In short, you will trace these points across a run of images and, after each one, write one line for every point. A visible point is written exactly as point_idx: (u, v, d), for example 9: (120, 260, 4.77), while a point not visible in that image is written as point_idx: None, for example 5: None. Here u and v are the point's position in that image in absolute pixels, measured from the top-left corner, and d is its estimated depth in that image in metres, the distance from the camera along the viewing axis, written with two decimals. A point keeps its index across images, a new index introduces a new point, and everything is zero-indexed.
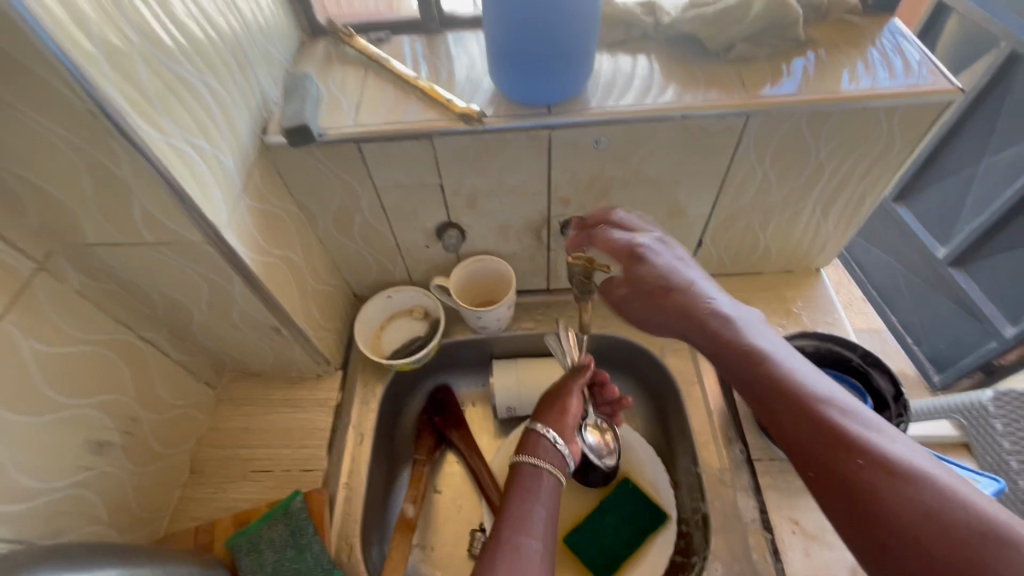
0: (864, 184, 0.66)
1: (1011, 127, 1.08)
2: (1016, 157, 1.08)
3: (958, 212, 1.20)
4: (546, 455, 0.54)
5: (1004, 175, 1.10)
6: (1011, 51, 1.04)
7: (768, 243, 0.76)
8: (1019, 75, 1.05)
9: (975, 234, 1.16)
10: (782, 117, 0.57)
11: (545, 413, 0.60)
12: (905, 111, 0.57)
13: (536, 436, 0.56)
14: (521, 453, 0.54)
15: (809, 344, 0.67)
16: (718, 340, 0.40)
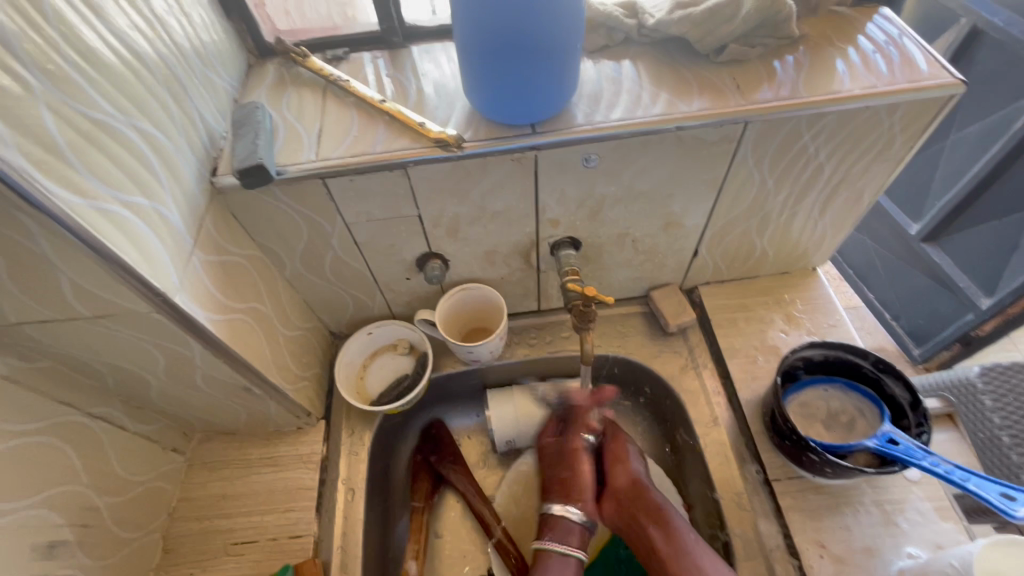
0: (862, 183, 0.63)
1: (976, 104, 1.08)
2: (980, 133, 1.08)
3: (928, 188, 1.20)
4: (572, 539, 0.60)
5: (971, 151, 1.10)
6: (971, 28, 1.03)
7: (766, 248, 0.72)
8: (981, 51, 1.04)
9: (944, 212, 1.15)
10: (782, 122, 0.54)
11: (558, 489, 0.64)
12: (908, 107, 0.54)
13: (553, 523, 0.61)
14: (547, 538, 0.61)
15: (817, 353, 0.64)
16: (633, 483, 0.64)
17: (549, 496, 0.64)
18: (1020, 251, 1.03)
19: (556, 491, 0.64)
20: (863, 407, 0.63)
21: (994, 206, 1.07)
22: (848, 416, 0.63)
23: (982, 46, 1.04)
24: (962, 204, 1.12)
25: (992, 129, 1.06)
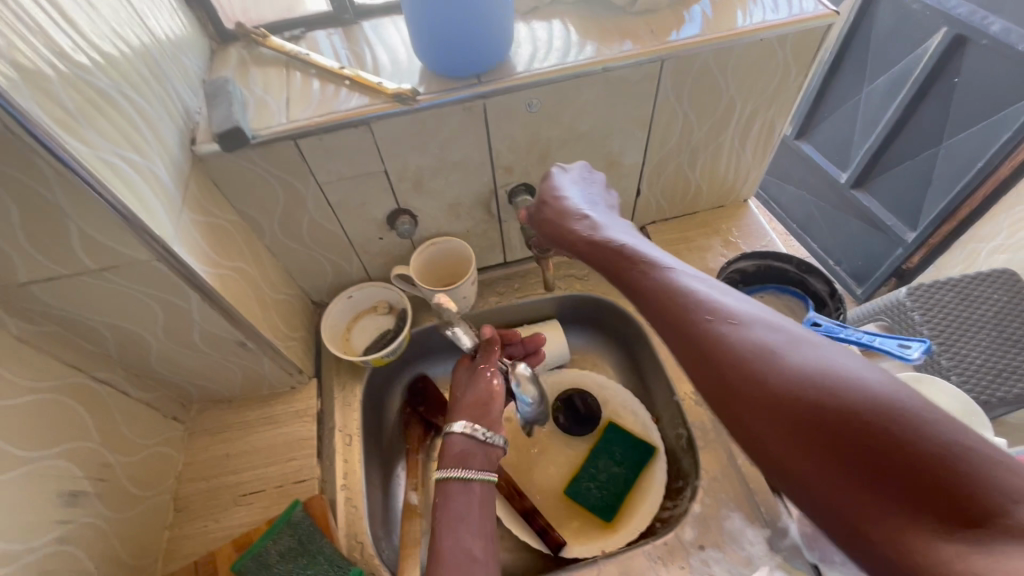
0: (771, 112, 0.73)
1: (876, 66, 1.50)
2: (883, 87, 1.49)
3: (850, 137, 1.63)
4: (474, 463, 0.55)
5: (884, 98, 1.49)
6: (853, 21, 1.51)
7: (700, 182, 0.81)
8: (858, 37, 1.53)
9: (865, 158, 1.58)
10: (692, 58, 0.62)
11: (468, 409, 0.59)
12: (795, 38, 0.63)
13: (461, 444, 0.55)
14: (448, 466, 0.54)
15: (749, 264, 0.73)
16: (649, 290, 0.42)
17: (452, 418, 0.59)
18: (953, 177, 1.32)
19: (469, 411, 0.59)
20: (792, 304, 0.73)
21: (917, 136, 1.42)
22: (782, 314, 0.72)
23: (860, 35, 1.53)
24: (884, 143, 1.51)
25: (896, 79, 1.45)
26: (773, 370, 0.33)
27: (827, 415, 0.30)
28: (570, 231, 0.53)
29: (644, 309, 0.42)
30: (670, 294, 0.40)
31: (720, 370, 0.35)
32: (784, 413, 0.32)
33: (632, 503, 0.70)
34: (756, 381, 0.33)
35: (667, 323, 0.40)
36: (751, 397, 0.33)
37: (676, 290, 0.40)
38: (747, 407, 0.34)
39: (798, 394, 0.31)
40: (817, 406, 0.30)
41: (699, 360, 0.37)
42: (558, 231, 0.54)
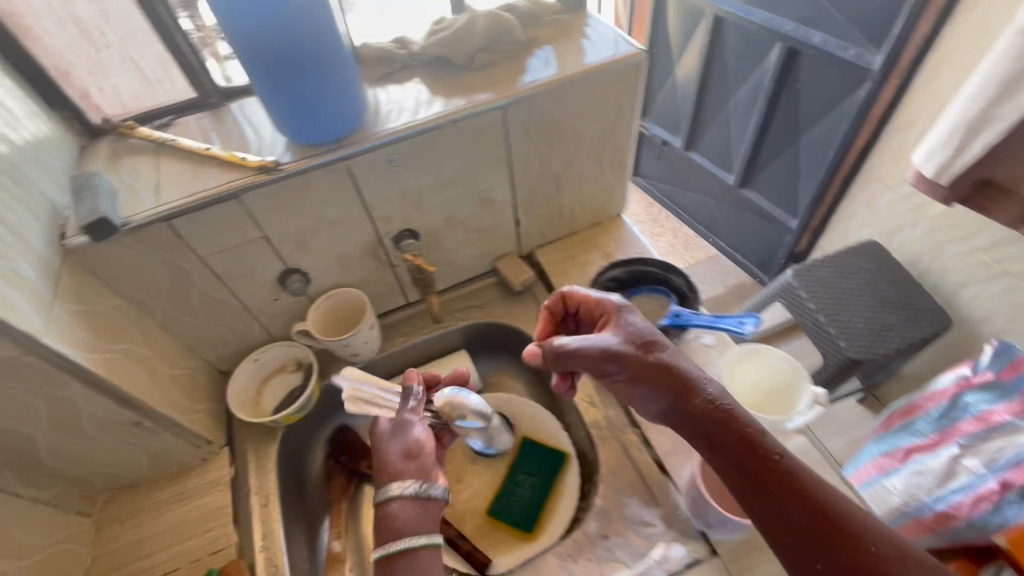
0: (617, 137, 0.83)
1: (735, 81, 1.70)
2: (745, 98, 1.69)
3: (730, 143, 1.82)
4: (414, 518, 0.48)
5: (747, 107, 1.69)
6: (709, 46, 1.72)
7: (571, 204, 0.90)
8: (716, 58, 1.73)
9: (744, 160, 1.77)
10: (530, 102, 0.71)
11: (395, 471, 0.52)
12: (616, 73, 0.73)
13: (432, 496, 0.51)
14: (392, 532, 0.47)
15: (620, 271, 0.81)
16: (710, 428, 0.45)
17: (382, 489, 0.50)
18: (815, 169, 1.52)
19: (420, 475, 0.52)
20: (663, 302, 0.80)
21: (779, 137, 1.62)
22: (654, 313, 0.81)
23: (717, 57, 1.73)
24: (756, 145, 1.70)
25: (753, 91, 1.64)
26: (850, 532, 0.40)
27: (861, 532, 0.40)
28: (595, 348, 0.51)
29: (681, 420, 0.47)
30: (745, 437, 0.44)
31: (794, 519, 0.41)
32: (811, 511, 0.41)
33: (551, 511, 0.74)
34: (802, 493, 0.42)
35: (721, 422, 0.45)
36: (780, 495, 0.42)
37: (730, 414, 0.45)
38: (785, 496, 0.42)
39: (843, 511, 0.41)
40: (855, 525, 0.41)
41: (782, 455, 0.43)
42: (622, 349, 0.50)
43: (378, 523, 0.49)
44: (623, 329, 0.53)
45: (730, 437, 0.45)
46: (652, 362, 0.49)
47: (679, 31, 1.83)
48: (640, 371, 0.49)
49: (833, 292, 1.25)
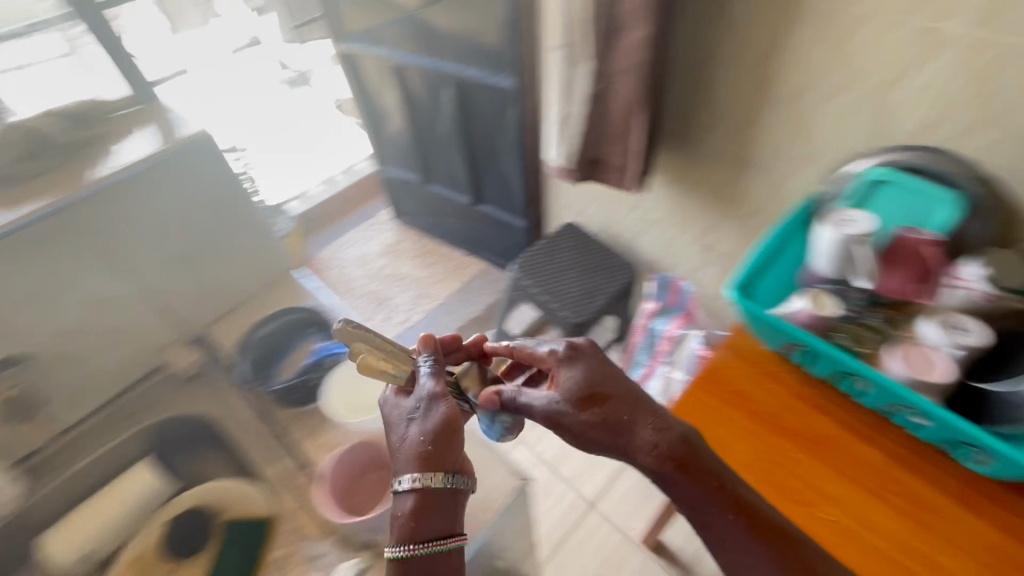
0: (206, 213, 1.09)
1: (433, 118, 1.98)
2: (445, 131, 1.98)
3: (453, 169, 2.10)
4: (438, 511, 0.66)
5: (449, 137, 1.98)
6: (402, 92, 1.98)
7: (203, 296, 1.14)
8: (410, 99, 2.00)
9: (467, 179, 2.06)
10: (86, 203, 0.92)
11: (428, 458, 0.68)
12: (149, 170, 0.98)
13: (418, 489, 0.66)
14: (422, 528, 0.64)
15: (267, 327, 1.10)
16: (634, 445, 0.71)
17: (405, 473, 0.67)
18: (513, 173, 1.86)
19: (433, 471, 0.67)
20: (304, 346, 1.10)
21: (482, 156, 1.94)
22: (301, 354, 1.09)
23: (411, 99, 1.99)
24: (471, 166, 2.00)
25: (447, 125, 1.95)
26: (748, 500, 0.68)
27: (733, 523, 0.66)
28: (566, 388, 0.76)
29: (622, 443, 0.72)
30: (702, 453, 0.70)
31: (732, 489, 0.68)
32: (759, 523, 0.66)
33: None
34: (704, 488, 0.67)
35: (672, 449, 0.69)
36: (699, 488, 0.67)
37: (693, 457, 0.69)
38: (699, 487, 0.67)
39: (734, 482, 0.69)
40: (732, 508, 0.67)
41: (671, 460, 0.68)
42: (608, 411, 0.73)
43: (411, 516, 0.65)
44: (596, 365, 0.78)
45: (678, 474, 0.68)
46: (603, 379, 0.76)
47: (372, 80, 2.06)
48: (601, 377, 0.76)
49: (544, 275, 1.61)
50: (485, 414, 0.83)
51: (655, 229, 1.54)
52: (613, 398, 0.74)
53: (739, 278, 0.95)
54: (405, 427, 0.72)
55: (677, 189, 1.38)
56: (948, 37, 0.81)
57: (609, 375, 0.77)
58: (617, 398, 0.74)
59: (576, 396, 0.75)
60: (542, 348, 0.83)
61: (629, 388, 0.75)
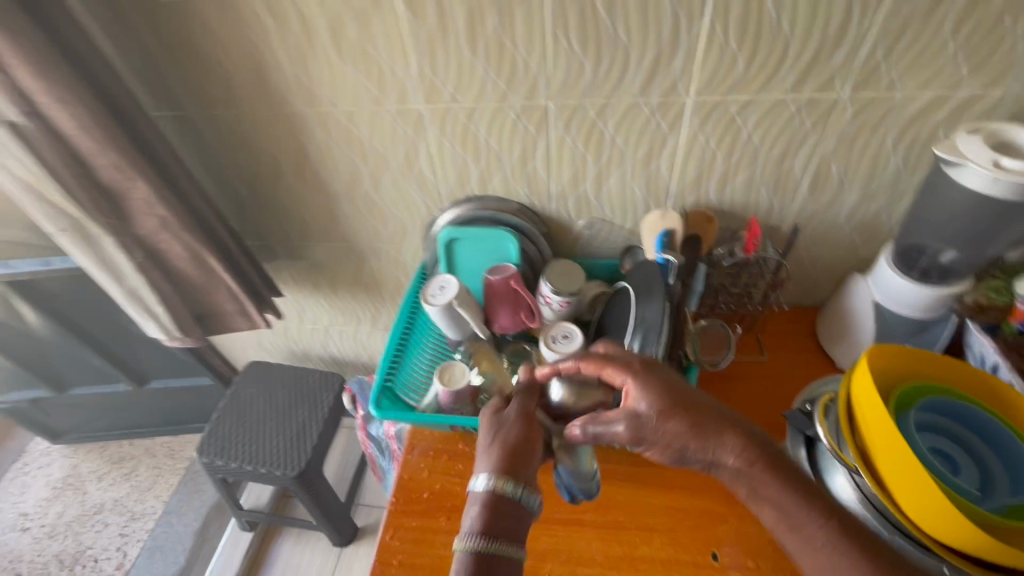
0: None
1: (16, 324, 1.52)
2: (44, 331, 1.54)
3: (87, 365, 1.67)
4: (513, 533, 0.60)
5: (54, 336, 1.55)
6: None
7: None
8: None
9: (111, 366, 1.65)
10: None
11: (512, 462, 0.64)
12: None
13: (490, 491, 0.61)
14: (492, 532, 0.59)
15: None
16: (705, 449, 0.62)
17: (490, 471, 0.63)
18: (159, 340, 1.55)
19: (517, 469, 0.64)
20: None
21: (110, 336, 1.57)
22: None
23: None
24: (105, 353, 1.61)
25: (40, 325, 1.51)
26: (834, 512, 0.59)
27: (815, 528, 0.58)
28: (653, 396, 0.63)
29: (699, 445, 0.62)
30: (769, 456, 0.62)
31: (811, 499, 0.60)
32: (844, 525, 0.58)
33: None
34: (792, 504, 0.60)
35: (747, 460, 0.61)
36: (785, 503, 0.60)
37: (777, 462, 0.61)
38: (771, 494, 0.60)
39: (826, 497, 0.61)
40: (810, 520, 0.58)
41: (747, 468, 0.61)
42: (680, 437, 0.62)
43: (484, 511, 0.60)
44: (667, 384, 0.64)
45: (758, 479, 0.61)
46: (681, 400, 0.63)
47: None
48: (681, 400, 0.63)
49: (233, 443, 1.39)
50: (568, 460, 0.70)
51: (335, 333, 1.45)
52: (692, 421, 0.62)
53: (381, 370, 0.91)
54: (483, 440, 0.67)
55: (324, 293, 1.31)
56: (420, 112, 0.87)
57: (683, 393, 0.64)
58: (689, 414, 0.62)
59: (662, 400, 0.63)
60: (611, 359, 0.68)
61: (708, 414, 0.63)
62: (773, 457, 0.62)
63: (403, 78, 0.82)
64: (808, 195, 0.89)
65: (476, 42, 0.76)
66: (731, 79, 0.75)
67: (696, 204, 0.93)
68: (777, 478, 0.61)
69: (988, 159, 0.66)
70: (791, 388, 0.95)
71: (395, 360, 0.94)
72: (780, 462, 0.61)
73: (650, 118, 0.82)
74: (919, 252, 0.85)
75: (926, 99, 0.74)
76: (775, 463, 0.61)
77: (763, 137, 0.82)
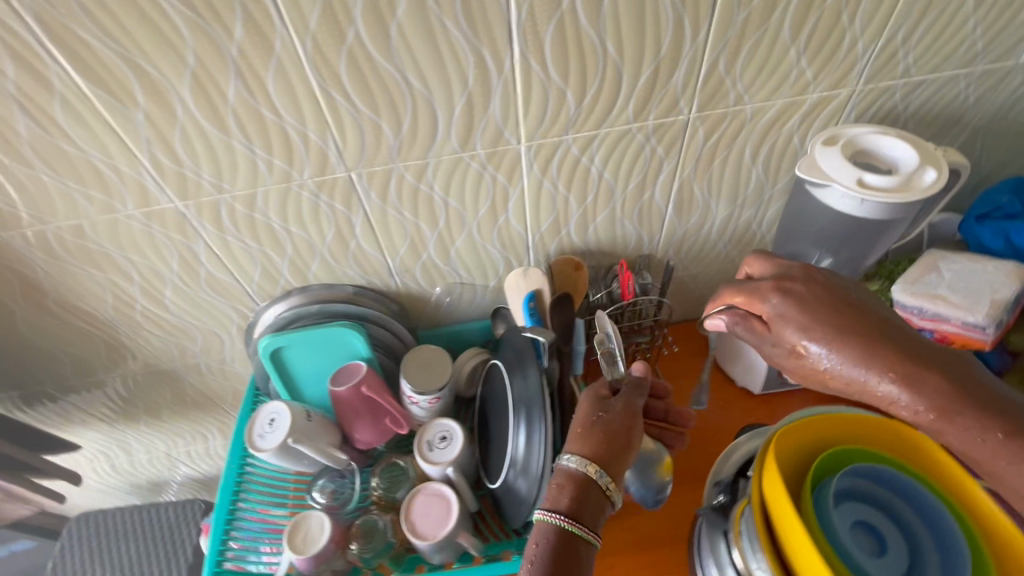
0: None
1: None
2: None
3: None
4: (591, 522, 0.58)
5: None
6: None
7: None
8: None
9: None
10: None
11: (609, 449, 0.62)
12: None
13: (575, 472, 0.60)
14: (569, 513, 0.58)
15: None
16: (874, 373, 0.47)
17: (576, 450, 0.62)
18: None
19: (613, 457, 0.62)
20: None
21: None
22: None
23: None
24: None
25: None
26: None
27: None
28: (807, 321, 0.50)
29: (861, 368, 0.48)
30: (945, 369, 0.46)
31: (1001, 414, 0.44)
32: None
33: None
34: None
35: (940, 398, 0.45)
36: (1015, 453, 0.43)
37: (956, 373, 0.46)
38: (986, 444, 0.44)
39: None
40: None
41: (936, 411, 0.45)
42: (845, 369, 0.48)
43: (557, 492, 0.60)
44: (835, 306, 0.50)
45: (964, 426, 0.44)
46: (852, 325, 0.49)
47: None
48: (856, 327, 0.49)
49: None
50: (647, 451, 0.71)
51: (181, 455, 1.16)
52: (866, 352, 0.47)
53: (222, 497, 0.73)
54: (580, 404, 0.67)
55: (145, 422, 1.02)
56: (179, 213, 0.63)
57: (841, 305, 0.50)
58: (856, 331, 0.48)
59: (811, 323, 0.50)
60: (750, 288, 0.55)
61: (892, 339, 0.48)
62: (952, 371, 0.46)
63: (134, 175, 0.58)
64: (676, 220, 0.79)
65: (220, 119, 0.55)
66: (564, 117, 0.61)
67: (561, 249, 0.80)
68: (960, 396, 0.45)
69: (852, 178, 0.58)
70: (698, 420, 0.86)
71: (239, 493, 0.75)
72: (959, 377, 0.46)
73: (482, 172, 0.66)
74: (795, 261, 0.76)
75: (776, 109, 0.65)
76: (943, 382, 0.46)
77: (616, 174, 0.69)
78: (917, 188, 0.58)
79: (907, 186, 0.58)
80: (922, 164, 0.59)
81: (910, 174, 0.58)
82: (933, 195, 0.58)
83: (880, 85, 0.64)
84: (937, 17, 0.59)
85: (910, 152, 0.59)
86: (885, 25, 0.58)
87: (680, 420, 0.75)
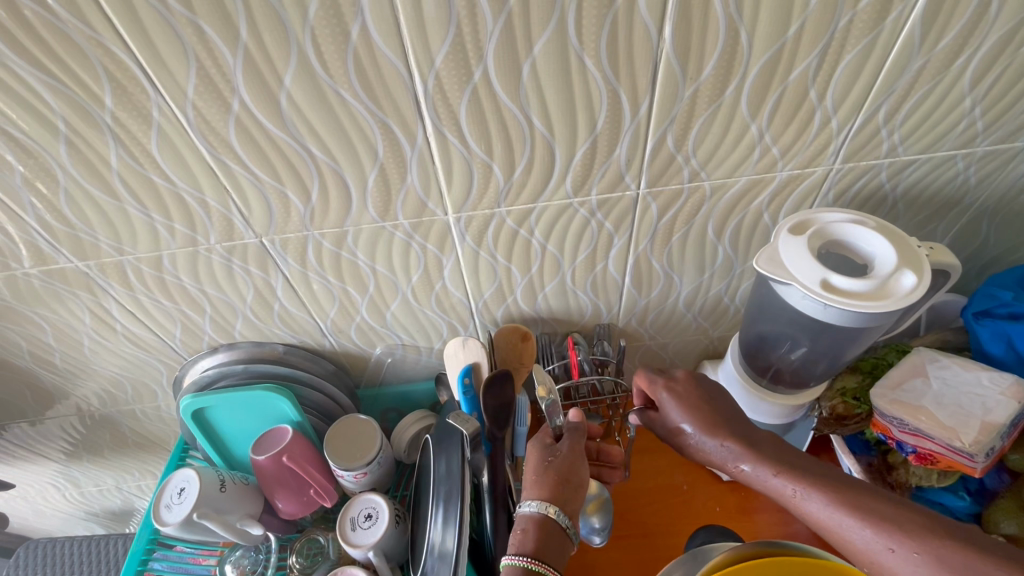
0: None
1: None
2: None
3: None
4: (556, 563, 0.51)
5: None
6: None
7: None
8: None
9: None
10: None
11: (565, 487, 0.55)
12: None
13: (538, 518, 0.53)
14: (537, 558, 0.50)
15: None
16: (710, 440, 0.53)
17: (534, 496, 0.54)
18: None
19: (568, 500, 0.55)
20: None
21: None
22: None
23: None
24: None
25: None
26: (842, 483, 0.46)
27: (833, 514, 0.45)
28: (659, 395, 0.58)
29: (701, 438, 0.54)
30: (766, 440, 0.52)
31: (809, 472, 0.48)
32: (878, 509, 0.43)
33: None
34: (812, 491, 0.46)
35: (753, 455, 0.50)
36: (802, 492, 0.47)
37: (777, 444, 0.51)
38: (784, 487, 0.48)
39: (839, 474, 0.47)
40: (821, 503, 0.45)
41: (752, 467, 0.50)
42: (687, 436, 0.55)
43: (521, 540, 0.52)
44: (682, 383, 0.57)
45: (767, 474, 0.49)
46: (689, 401, 0.56)
47: None
48: (693, 400, 0.56)
49: None
50: None
51: (133, 489, 1.13)
52: (689, 420, 0.54)
53: (130, 561, 0.69)
54: (529, 445, 0.59)
55: (87, 459, 0.99)
56: (81, 272, 0.59)
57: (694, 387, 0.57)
58: (699, 407, 0.55)
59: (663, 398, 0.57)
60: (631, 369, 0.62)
61: (719, 413, 0.55)
62: (772, 439, 0.52)
63: (25, 236, 0.55)
64: (637, 292, 0.71)
65: (106, 184, 0.50)
66: (494, 188, 0.54)
67: (509, 315, 0.73)
68: (775, 459, 0.49)
69: (816, 280, 0.50)
70: (656, 502, 0.76)
71: (146, 564, 0.70)
72: (780, 446, 0.51)
73: (408, 241, 0.60)
74: (766, 346, 0.67)
75: (741, 186, 0.57)
76: (762, 448, 0.51)
77: (561, 246, 0.62)
78: (893, 295, 0.49)
79: (882, 291, 0.49)
80: (901, 266, 0.50)
81: (886, 277, 0.49)
82: (912, 304, 0.49)
83: (862, 164, 0.56)
84: (926, 95, 0.50)
85: (889, 250, 0.51)
86: (862, 104, 0.50)
87: (611, 458, 0.70)
